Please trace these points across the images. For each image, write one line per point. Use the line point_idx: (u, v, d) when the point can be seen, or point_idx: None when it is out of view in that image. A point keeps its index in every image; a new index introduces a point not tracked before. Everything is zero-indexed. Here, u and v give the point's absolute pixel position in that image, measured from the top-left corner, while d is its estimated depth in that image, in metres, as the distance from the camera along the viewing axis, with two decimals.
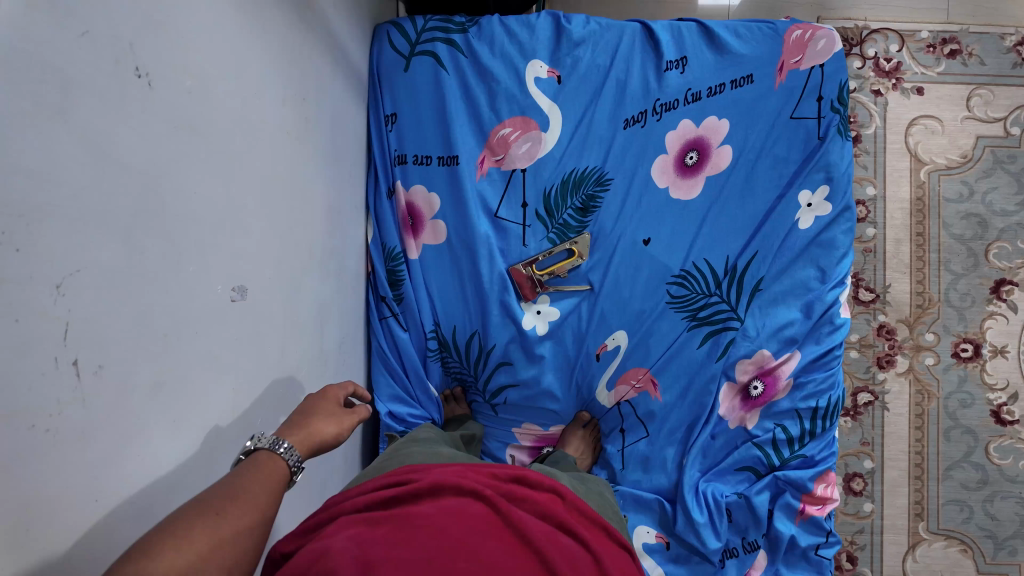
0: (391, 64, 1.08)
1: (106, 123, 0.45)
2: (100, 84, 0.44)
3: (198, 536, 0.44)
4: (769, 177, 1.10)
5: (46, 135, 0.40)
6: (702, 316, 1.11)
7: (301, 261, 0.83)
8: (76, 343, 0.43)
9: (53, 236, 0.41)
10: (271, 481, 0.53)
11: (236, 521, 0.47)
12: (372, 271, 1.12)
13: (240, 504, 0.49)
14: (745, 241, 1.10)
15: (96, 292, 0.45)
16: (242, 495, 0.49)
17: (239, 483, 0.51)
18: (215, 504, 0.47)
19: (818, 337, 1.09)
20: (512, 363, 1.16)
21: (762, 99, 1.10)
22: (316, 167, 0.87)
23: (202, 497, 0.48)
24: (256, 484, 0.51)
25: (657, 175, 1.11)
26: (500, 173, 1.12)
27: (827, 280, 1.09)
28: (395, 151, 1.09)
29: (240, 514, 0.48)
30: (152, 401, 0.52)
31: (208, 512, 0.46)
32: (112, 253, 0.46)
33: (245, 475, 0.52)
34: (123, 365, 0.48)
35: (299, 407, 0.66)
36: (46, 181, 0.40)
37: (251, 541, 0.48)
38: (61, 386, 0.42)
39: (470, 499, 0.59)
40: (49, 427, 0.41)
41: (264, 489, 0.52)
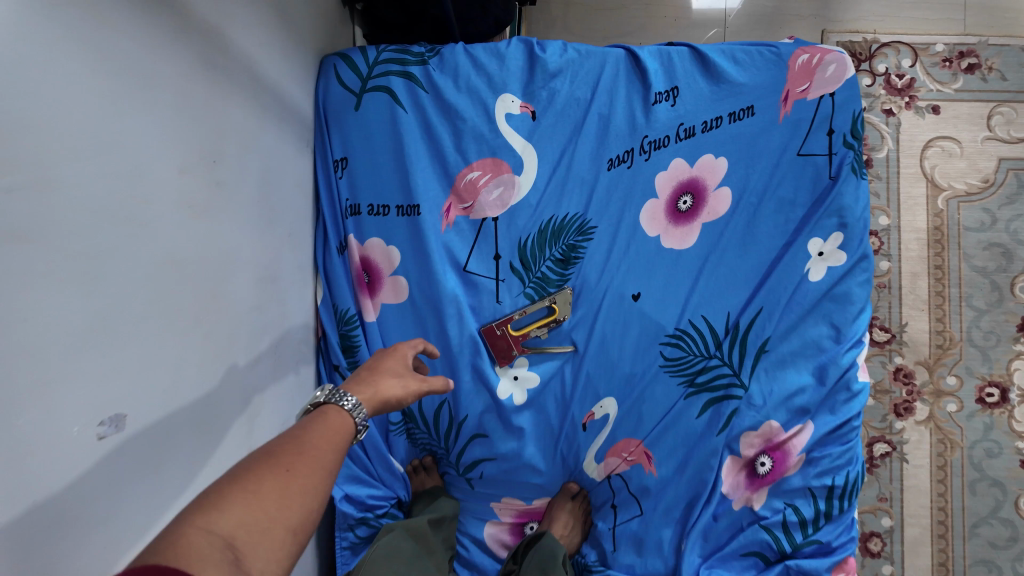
0: (339, 103, 0.94)
1: None
2: None
3: (270, 489, 0.44)
4: (775, 223, 0.97)
5: None
6: (700, 381, 0.98)
7: (220, 353, 0.69)
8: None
9: None
10: (332, 434, 0.53)
11: (301, 474, 0.46)
12: (322, 336, 0.97)
13: (308, 460, 0.48)
14: (748, 296, 0.97)
15: None
16: (307, 453, 0.49)
17: (304, 439, 0.50)
18: (283, 458, 0.47)
19: (833, 406, 0.96)
20: (487, 435, 1.02)
21: (765, 133, 0.97)
22: (241, 236, 0.73)
23: (271, 450, 0.48)
24: (320, 439, 0.51)
25: (646, 221, 0.98)
26: (469, 221, 0.98)
27: (842, 339, 0.96)
28: (346, 201, 0.95)
29: (304, 470, 0.47)
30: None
31: (276, 466, 0.46)
32: None
33: (311, 432, 0.52)
34: None
35: (369, 364, 0.68)
36: None
37: (317, 500, 0.46)
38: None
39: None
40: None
41: (329, 446, 0.51)
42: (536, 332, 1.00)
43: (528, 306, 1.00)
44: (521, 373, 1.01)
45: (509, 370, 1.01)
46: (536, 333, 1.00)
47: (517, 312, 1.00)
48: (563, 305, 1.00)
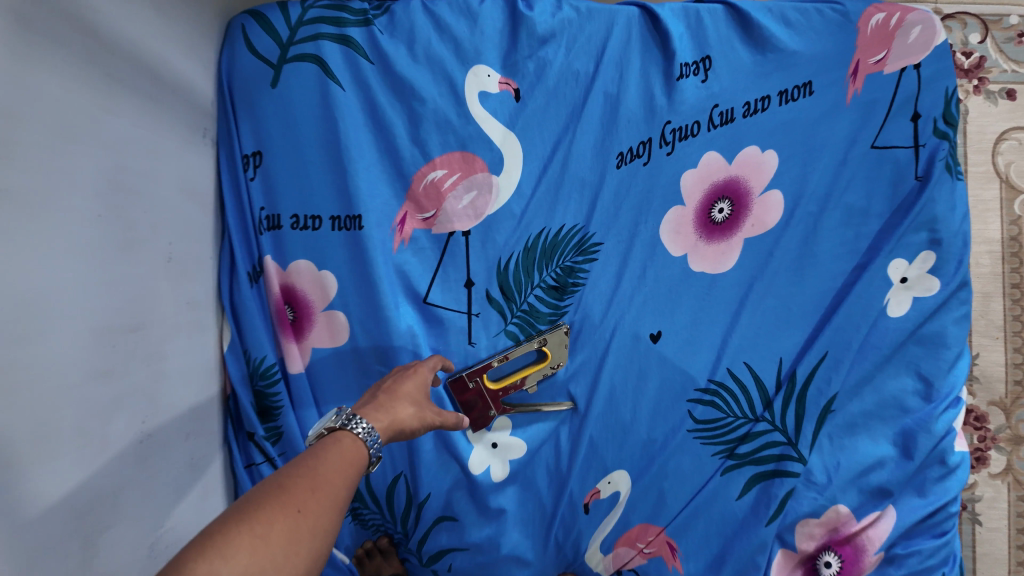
0: (251, 77, 0.69)
1: None
2: None
3: (278, 536, 0.34)
4: (842, 239, 0.72)
5: None
6: (742, 451, 0.73)
7: (26, 460, 0.43)
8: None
9: None
10: (349, 466, 0.43)
11: (314, 519, 0.37)
12: (233, 393, 0.72)
13: (324, 498, 0.38)
14: (805, 337, 0.72)
15: None
16: (324, 489, 0.39)
17: (320, 470, 0.41)
18: (296, 493, 0.37)
19: (921, 485, 0.71)
20: (457, 518, 0.78)
21: (828, 119, 0.72)
22: (70, 271, 0.47)
23: (282, 481, 0.38)
24: (339, 471, 0.42)
25: (669, 237, 0.73)
26: (432, 238, 0.73)
27: (934, 395, 0.71)
28: (262, 211, 0.70)
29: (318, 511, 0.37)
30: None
31: (287, 505, 0.36)
32: None
33: (329, 459, 0.42)
34: None
35: (384, 385, 0.58)
36: None
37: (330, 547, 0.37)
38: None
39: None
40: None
41: (347, 477, 0.42)
42: (522, 385, 0.74)
43: (511, 350, 0.74)
44: (502, 438, 0.76)
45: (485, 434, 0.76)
46: (523, 387, 0.74)
47: (495, 358, 0.74)
48: (557, 348, 0.74)
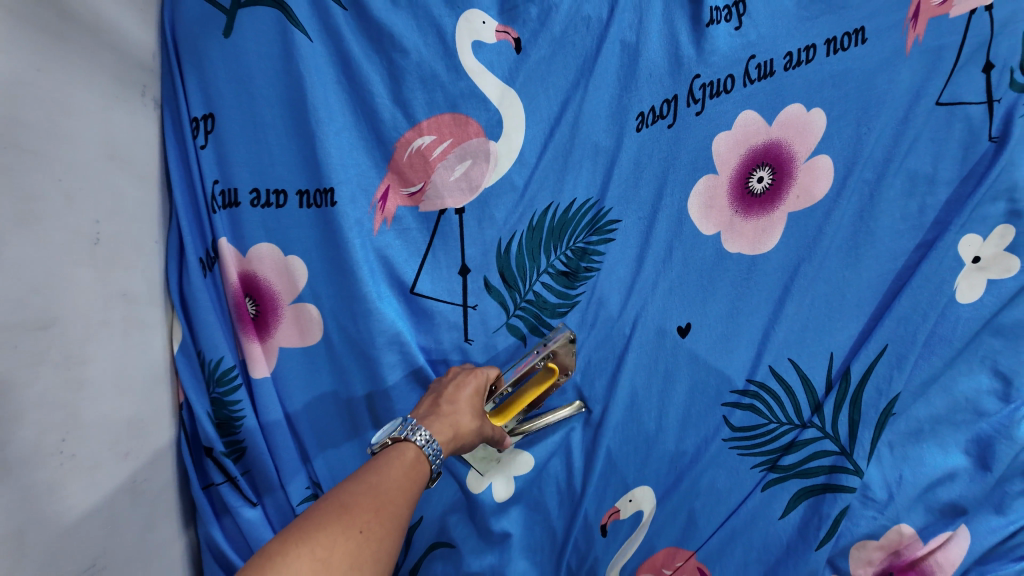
0: (197, 23, 0.57)
1: None
2: None
3: (344, 555, 0.36)
4: (903, 213, 0.61)
5: None
6: (787, 463, 0.62)
7: None
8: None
9: None
10: (407, 480, 0.45)
11: (374, 535, 0.38)
12: (186, 402, 0.61)
13: (384, 519, 0.40)
14: (860, 329, 0.61)
15: None
16: (387, 507, 0.41)
17: (381, 485, 0.42)
18: (360, 513, 0.39)
19: (1000, 501, 0.60)
20: (453, 545, 0.67)
21: (887, 70, 0.61)
22: None
23: (344, 499, 0.40)
24: (399, 484, 0.44)
25: (698, 213, 0.62)
26: (419, 216, 0.62)
27: (1015, 396, 0.60)
28: (215, 184, 0.59)
29: (383, 527, 0.39)
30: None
31: (351, 524, 0.38)
32: None
33: (388, 474, 0.44)
34: None
35: (443, 391, 0.57)
36: None
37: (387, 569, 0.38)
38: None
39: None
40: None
41: (404, 497, 0.43)
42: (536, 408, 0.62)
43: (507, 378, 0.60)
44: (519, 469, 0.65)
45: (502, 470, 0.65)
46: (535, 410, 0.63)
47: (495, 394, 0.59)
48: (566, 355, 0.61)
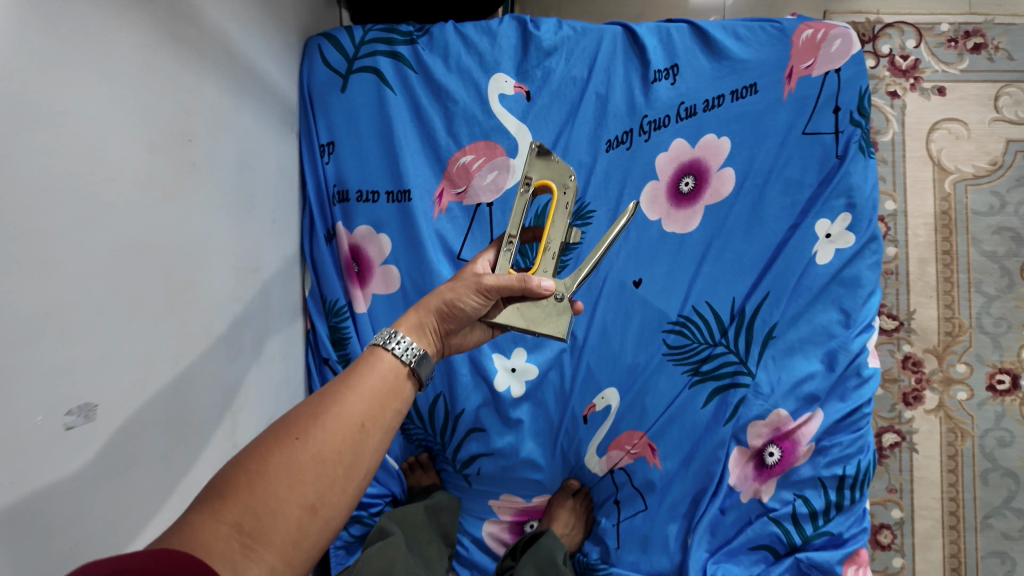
0: (325, 84, 0.91)
1: None
2: None
3: (281, 462, 0.42)
4: (781, 204, 0.93)
5: None
6: (705, 369, 0.94)
7: (196, 347, 0.66)
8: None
9: None
10: (349, 399, 0.47)
11: (327, 443, 0.44)
12: (311, 329, 0.94)
13: (318, 431, 0.44)
14: (753, 282, 0.93)
15: None
16: (322, 420, 0.45)
17: (342, 399, 0.47)
18: (295, 428, 0.44)
19: (843, 393, 0.92)
20: (485, 430, 0.99)
21: (770, 111, 0.93)
22: (216, 223, 0.69)
23: (287, 421, 0.45)
24: (360, 400, 0.48)
25: (647, 205, 0.94)
26: (463, 208, 0.94)
27: (852, 324, 0.92)
28: (333, 187, 0.92)
29: (340, 434, 0.45)
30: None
31: (286, 438, 0.43)
32: None
33: (352, 388, 0.48)
34: None
35: None
36: None
37: (328, 472, 0.43)
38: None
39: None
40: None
41: (346, 410, 0.47)
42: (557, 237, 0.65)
43: (515, 224, 0.66)
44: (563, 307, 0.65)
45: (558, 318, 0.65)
46: (560, 239, 0.65)
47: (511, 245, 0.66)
48: (550, 168, 0.66)
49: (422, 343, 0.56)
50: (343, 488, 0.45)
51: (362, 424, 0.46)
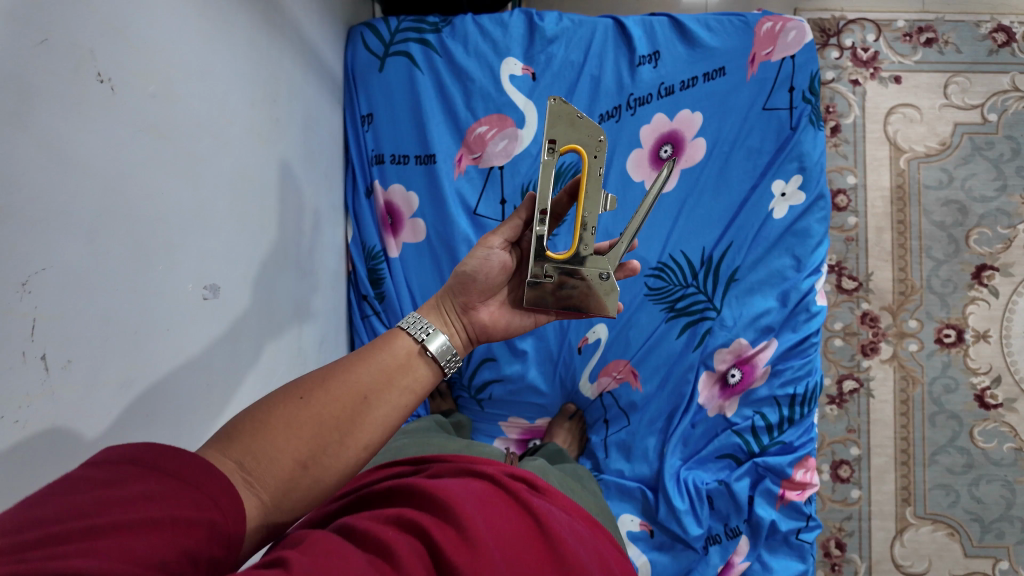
0: (366, 66, 1.11)
1: (69, 128, 0.47)
2: (60, 88, 0.46)
3: (284, 416, 0.42)
4: (744, 168, 1.11)
5: (6, 140, 0.41)
6: (680, 306, 1.13)
7: (277, 261, 0.85)
8: (42, 339, 0.45)
9: (14, 238, 0.42)
10: (356, 367, 0.46)
11: (328, 407, 0.43)
12: (352, 270, 1.14)
13: (322, 393, 0.44)
14: (720, 233, 1.12)
15: (63, 290, 0.47)
16: (328, 384, 0.44)
17: (351, 367, 0.46)
18: (302, 388, 0.44)
19: (794, 325, 1.11)
20: (495, 359, 1.18)
21: (735, 91, 1.11)
22: (288, 167, 0.89)
23: (297, 381, 0.45)
24: (367, 372, 0.46)
25: (633, 168, 1.12)
26: (478, 170, 1.12)
27: (802, 268, 1.10)
28: (372, 151, 1.12)
29: (343, 401, 0.44)
30: (126, 395, 0.54)
31: (292, 395, 0.43)
32: (78, 254, 0.48)
33: (362, 359, 0.47)
34: (92, 361, 0.50)
35: None
36: (8, 188, 0.42)
37: (322, 436, 0.42)
38: (30, 379, 0.44)
39: (457, 547, 0.42)
40: (18, 418, 0.43)
41: (351, 377, 0.45)
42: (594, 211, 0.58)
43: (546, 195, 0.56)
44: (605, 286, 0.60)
45: (596, 299, 0.60)
46: (596, 214, 0.58)
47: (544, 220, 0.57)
48: (577, 134, 0.58)
49: (438, 325, 0.53)
50: (338, 456, 0.43)
51: (365, 395, 0.45)
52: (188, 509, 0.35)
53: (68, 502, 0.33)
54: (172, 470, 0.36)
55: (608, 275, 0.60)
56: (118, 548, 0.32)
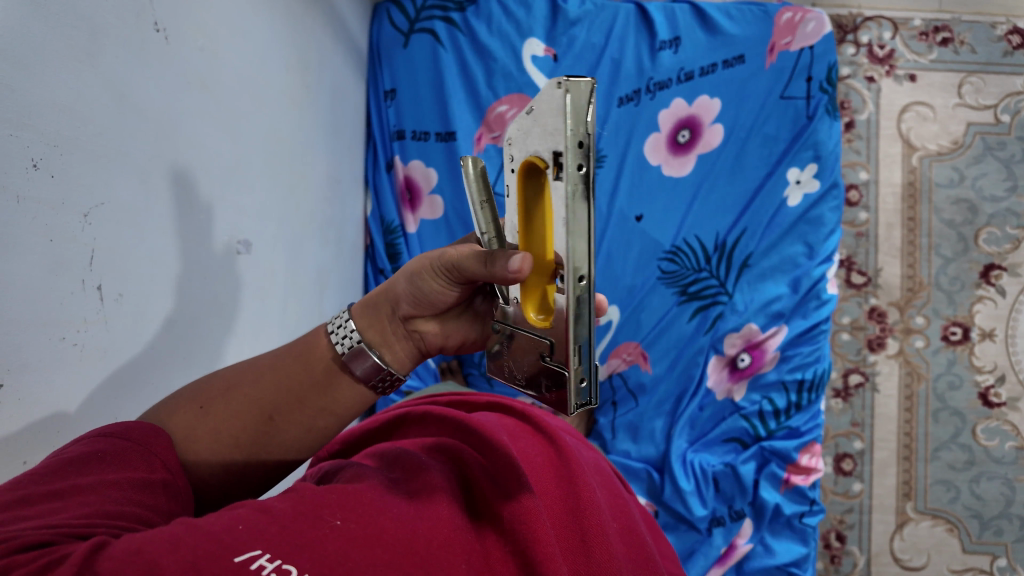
0: (390, 41, 1.14)
1: (129, 73, 0.53)
2: (123, 33, 0.52)
3: (185, 422, 0.45)
4: (760, 155, 1.13)
5: (76, 74, 0.48)
6: (692, 291, 1.14)
7: (304, 228, 0.91)
8: (99, 269, 0.52)
9: (79, 169, 0.49)
10: (258, 386, 0.46)
11: (230, 422, 0.45)
12: (370, 244, 1.16)
13: (221, 405, 0.46)
14: (734, 218, 1.14)
15: (116, 223, 0.53)
16: (233, 398, 0.46)
17: (259, 384, 0.46)
18: (206, 396, 0.46)
19: (805, 311, 1.12)
20: None
21: (753, 78, 1.13)
22: (314, 135, 0.93)
23: (205, 392, 0.47)
24: (275, 390, 0.46)
25: (650, 152, 1.14)
26: (497, 149, 1.12)
27: (814, 255, 1.11)
28: (394, 126, 1.14)
29: (249, 418, 0.46)
30: (167, 332, 0.61)
31: (197, 402, 0.46)
32: (131, 191, 0.55)
33: (270, 375, 0.47)
34: (140, 297, 0.56)
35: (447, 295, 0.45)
36: (75, 121, 0.48)
37: (217, 449, 0.45)
38: (87, 306, 0.51)
39: (491, 474, 0.45)
40: (77, 341, 0.50)
41: (251, 394, 0.46)
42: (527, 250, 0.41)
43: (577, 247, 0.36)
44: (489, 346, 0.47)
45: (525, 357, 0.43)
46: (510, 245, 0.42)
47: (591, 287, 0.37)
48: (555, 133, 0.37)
49: (368, 335, 0.45)
50: (246, 471, 0.47)
51: (271, 414, 0.46)
52: (139, 471, 0.40)
53: (31, 471, 0.37)
54: (120, 435, 0.41)
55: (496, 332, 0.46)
56: (89, 501, 0.36)
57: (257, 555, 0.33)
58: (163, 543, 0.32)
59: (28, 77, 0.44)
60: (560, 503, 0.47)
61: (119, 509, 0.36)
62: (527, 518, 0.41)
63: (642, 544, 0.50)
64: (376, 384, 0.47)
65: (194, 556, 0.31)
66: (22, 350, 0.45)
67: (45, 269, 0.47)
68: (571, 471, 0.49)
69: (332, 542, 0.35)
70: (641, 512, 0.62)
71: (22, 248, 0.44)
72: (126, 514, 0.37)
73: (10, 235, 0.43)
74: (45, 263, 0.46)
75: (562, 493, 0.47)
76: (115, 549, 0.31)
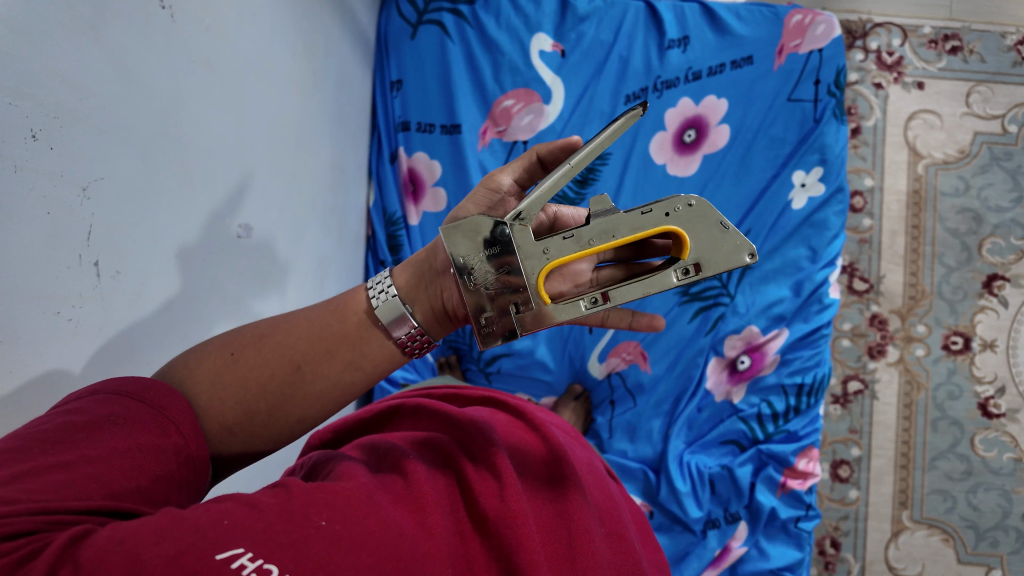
0: (398, 32, 1.13)
1: (132, 48, 0.53)
2: (127, 8, 0.52)
3: (215, 368, 0.43)
4: (766, 157, 1.13)
5: (80, 49, 0.48)
6: (693, 291, 1.14)
7: (305, 215, 0.90)
8: (97, 245, 0.51)
9: (80, 142, 0.49)
10: (291, 337, 0.44)
11: (256, 370, 0.43)
12: (372, 235, 1.16)
13: (251, 353, 0.43)
14: (738, 220, 1.13)
15: (116, 199, 0.53)
16: (263, 346, 0.44)
17: (290, 332, 0.44)
18: (237, 343, 0.44)
19: (806, 315, 1.11)
20: None
21: (760, 80, 1.12)
22: (318, 122, 0.93)
23: (235, 343, 0.44)
24: (307, 341, 0.44)
25: (656, 150, 1.13)
26: (502, 143, 1.12)
27: (817, 260, 1.11)
28: (399, 117, 1.13)
29: (276, 366, 0.43)
30: (163, 313, 0.60)
31: (228, 349, 0.44)
32: (132, 168, 0.54)
33: (304, 325, 0.44)
34: (137, 275, 0.56)
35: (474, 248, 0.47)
36: (77, 94, 0.48)
37: (241, 401, 0.43)
38: (83, 282, 0.50)
39: (478, 474, 0.45)
40: (72, 316, 0.50)
41: (282, 344, 0.44)
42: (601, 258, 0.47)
43: (620, 286, 0.43)
44: (490, 222, 0.43)
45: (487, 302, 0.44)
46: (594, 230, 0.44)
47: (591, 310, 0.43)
48: (704, 224, 0.43)
49: (404, 287, 0.46)
50: (267, 422, 0.43)
51: (300, 364, 0.43)
52: (151, 436, 0.38)
53: (37, 431, 0.35)
54: (137, 395, 0.40)
55: (508, 224, 0.43)
56: (97, 473, 0.35)
57: (239, 553, 0.32)
58: (145, 537, 0.31)
59: (29, 46, 0.44)
60: (546, 503, 0.46)
61: (121, 490, 0.36)
62: (512, 522, 0.41)
63: (631, 547, 0.50)
64: (408, 343, 0.46)
65: (176, 550, 0.31)
66: (16, 322, 0.45)
67: (43, 242, 0.46)
68: (562, 472, 0.49)
69: (316, 544, 0.34)
70: (631, 511, 0.62)
71: (20, 219, 0.44)
72: (129, 493, 0.36)
73: (9, 205, 0.43)
74: (42, 236, 0.46)
75: (550, 493, 0.47)
76: (98, 537, 0.31)
